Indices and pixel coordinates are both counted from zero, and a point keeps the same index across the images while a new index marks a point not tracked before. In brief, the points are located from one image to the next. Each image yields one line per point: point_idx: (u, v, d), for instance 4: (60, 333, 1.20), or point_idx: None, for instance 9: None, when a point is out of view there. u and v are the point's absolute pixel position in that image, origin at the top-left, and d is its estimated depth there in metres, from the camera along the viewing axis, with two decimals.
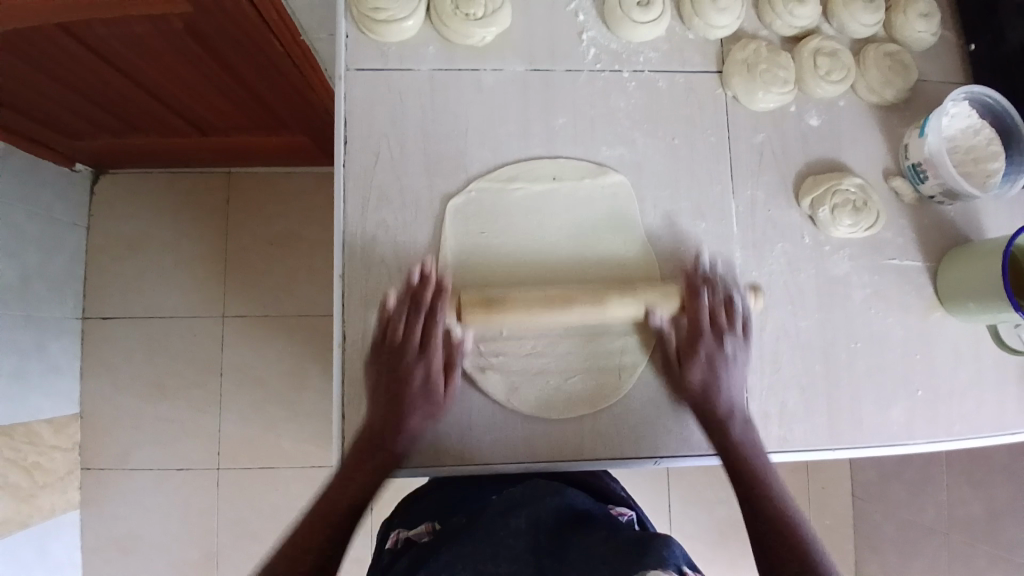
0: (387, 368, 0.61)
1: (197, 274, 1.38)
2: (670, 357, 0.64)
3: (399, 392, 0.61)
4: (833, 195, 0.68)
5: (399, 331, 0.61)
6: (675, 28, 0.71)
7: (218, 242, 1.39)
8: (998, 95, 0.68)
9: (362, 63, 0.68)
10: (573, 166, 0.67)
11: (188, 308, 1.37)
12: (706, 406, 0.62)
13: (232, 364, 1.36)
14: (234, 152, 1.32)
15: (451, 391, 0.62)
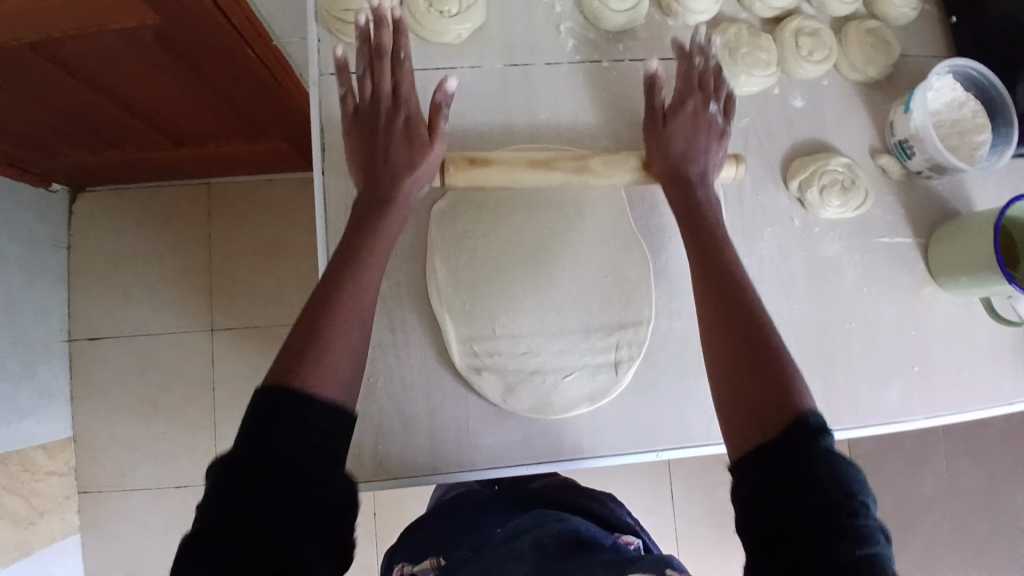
0: (368, 151, 0.60)
1: (184, 289, 1.36)
2: (658, 135, 0.63)
3: (374, 135, 0.60)
4: (821, 175, 0.67)
5: (378, 85, 0.61)
6: (654, 15, 0.70)
7: (203, 256, 1.37)
8: (982, 66, 0.68)
9: (338, 67, 0.67)
10: (557, 158, 0.67)
11: (177, 324, 1.35)
12: (682, 189, 0.61)
13: (225, 378, 1.35)
14: (214, 162, 1.30)
15: (435, 145, 0.61)
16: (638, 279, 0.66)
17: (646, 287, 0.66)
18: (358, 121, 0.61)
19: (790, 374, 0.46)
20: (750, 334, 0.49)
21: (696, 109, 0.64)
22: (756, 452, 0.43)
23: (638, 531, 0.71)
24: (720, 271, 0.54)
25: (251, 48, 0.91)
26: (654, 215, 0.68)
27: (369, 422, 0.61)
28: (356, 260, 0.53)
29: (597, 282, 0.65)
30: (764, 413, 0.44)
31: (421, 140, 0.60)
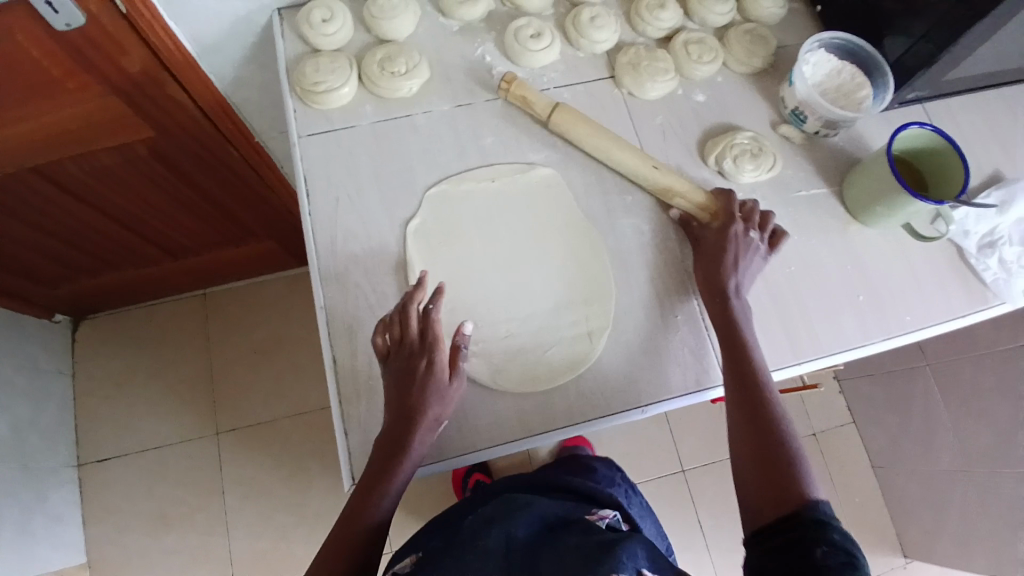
0: (399, 370, 0.63)
1: (187, 397, 1.41)
2: (704, 256, 0.73)
3: (409, 372, 0.63)
4: (731, 148, 0.79)
5: (404, 328, 0.64)
6: (567, 50, 0.84)
7: (203, 362, 1.44)
8: (846, 35, 0.82)
9: (312, 129, 0.79)
10: (506, 168, 0.78)
11: (182, 433, 1.38)
12: (714, 267, 0.71)
13: (234, 479, 1.36)
14: (209, 268, 1.40)
15: (455, 378, 0.64)
16: (594, 260, 0.75)
17: (603, 267, 0.75)
18: (403, 316, 0.64)
19: (796, 460, 0.58)
20: (764, 421, 0.61)
21: (738, 233, 0.72)
22: (759, 525, 0.55)
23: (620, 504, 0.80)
24: (741, 366, 0.65)
25: (235, 150, 1.04)
26: (599, 204, 0.78)
27: (374, 419, 0.68)
28: (387, 467, 0.61)
29: (560, 268, 0.74)
30: (771, 489, 0.56)
31: (441, 378, 0.63)
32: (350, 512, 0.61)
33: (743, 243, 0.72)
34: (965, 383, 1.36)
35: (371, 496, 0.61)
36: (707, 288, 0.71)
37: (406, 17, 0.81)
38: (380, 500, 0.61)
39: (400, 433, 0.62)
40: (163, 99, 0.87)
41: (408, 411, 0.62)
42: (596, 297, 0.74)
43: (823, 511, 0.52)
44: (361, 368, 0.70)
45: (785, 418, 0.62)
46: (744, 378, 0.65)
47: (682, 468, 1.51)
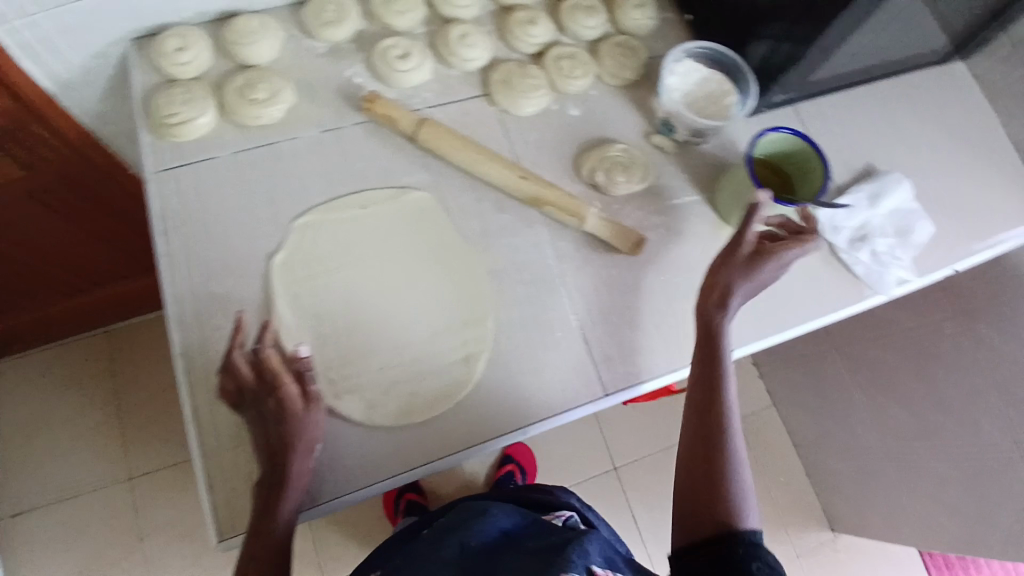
0: (268, 407, 0.61)
1: (102, 440, 1.30)
2: (728, 257, 0.71)
3: (260, 403, 0.61)
4: (603, 161, 0.80)
5: (238, 367, 0.61)
6: (439, 68, 0.82)
7: (113, 403, 1.33)
8: (710, 44, 0.81)
9: (170, 164, 0.75)
10: (376, 195, 0.76)
11: (96, 479, 1.28)
12: (740, 271, 0.69)
13: (161, 523, 1.28)
14: (110, 308, 1.31)
15: (308, 394, 0.62)
16: (469, 285, 0.75)
17: (479, 293, 0.75)
18: (249, 363, 0.62)
19: (732, 485, 0.61)
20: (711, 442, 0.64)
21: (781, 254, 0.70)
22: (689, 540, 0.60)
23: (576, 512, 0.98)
24: (705, 384, 0.67)
25: (115, 181, 0.99)
26: (475, 225, 0.77)
27: (242, 468, 0.66)
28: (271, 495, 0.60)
29: (438, 289, 0.74)
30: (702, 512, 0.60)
31: (293, 399, 0.61)
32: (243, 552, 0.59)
33: (757, 258, 0.70)
34: (867, 362, 1.39)
35: (265, 522, 0.59)
36: (709, 290, 0.71)
37: (266, 42, 0.78)
38: (272, 529, 0.59)
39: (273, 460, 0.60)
40: (16, 128, 0.80)
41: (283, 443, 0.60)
42: (477, 300, 0.74)
43: (751, 541, 0.57)
44: (226, 416, 0.68)
45: (733, 441, 0.64)
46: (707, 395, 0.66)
47: (614, 467, 1.59)
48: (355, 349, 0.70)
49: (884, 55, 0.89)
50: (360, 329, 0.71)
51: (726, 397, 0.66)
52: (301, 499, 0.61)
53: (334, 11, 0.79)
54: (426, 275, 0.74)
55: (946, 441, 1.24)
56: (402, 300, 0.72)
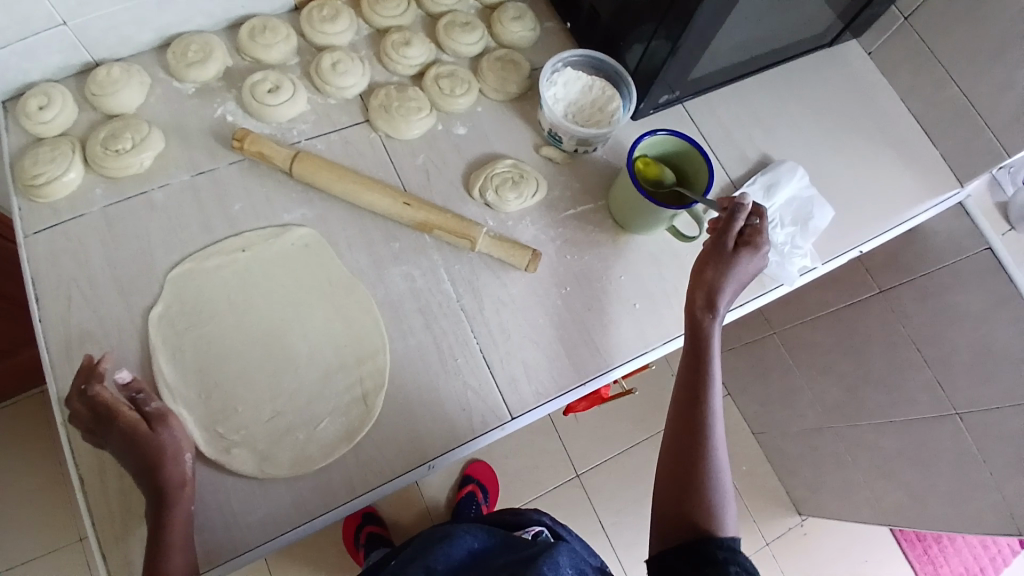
0: (117, 445, 0.61)
1: (44, 506, 1.18)
2: (717, 256, 0.68)
3: (116, 444, 0.61)
4: (491, 180, 0.79)
5: (81, 410, 0.61)
6: (316, 98, 0.81)
7: (56, 462, 1.21)
8: (588, 52, 0.84)
9: (39, 225, 0.72)
10: (258, 235, 0.74)
11: (39, 548, 1.16)
12: (721, 276, 0.68)
13: None
14: (17, 379, 1.17)
15: (157, 425, 0.61)
16: (363, 316, 0.72)
17: (375, 324, 0.72)
18: (81, 404, 0.61)
19: (712, 493, 0.60)
20: (693, 446, 0.62)
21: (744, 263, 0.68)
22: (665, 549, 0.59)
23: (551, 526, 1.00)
24: (691, 384, 0.66)
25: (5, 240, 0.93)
26: (364, 256, 0.75)
27: (135, 536, 0.63)
28: (155, 539, 0.58)
29: (328, 321, 0.72)
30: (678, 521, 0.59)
31: (144, 432, 0.60)
32: None
33: (746, 254, 0.68)
34: (805, 342, 1.41)
35: (156, 566, 0.57)
36: (696, 289, 0.69)
37: (130, 90, 0.75)
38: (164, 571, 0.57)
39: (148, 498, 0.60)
40: None
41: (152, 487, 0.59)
42: (369, 324, 0.72)
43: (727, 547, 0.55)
44: (113, 484, 0.64)
45: (717, 446, 0.63)
46: (693, 395, 0.65)
47: (576, 474, 1.58)
48: (240, 398, 0.67)
49: (772, 45, 0.89)
50: (245, 377, 0.68)
51: (714, 399, 0.65)
52: (190, 534, 0.61)
53: (198, 51, 0.78)
54: (315, 303, 0.72)
55: (888, 414, 1.24)
56: (289, 334, 0.70)
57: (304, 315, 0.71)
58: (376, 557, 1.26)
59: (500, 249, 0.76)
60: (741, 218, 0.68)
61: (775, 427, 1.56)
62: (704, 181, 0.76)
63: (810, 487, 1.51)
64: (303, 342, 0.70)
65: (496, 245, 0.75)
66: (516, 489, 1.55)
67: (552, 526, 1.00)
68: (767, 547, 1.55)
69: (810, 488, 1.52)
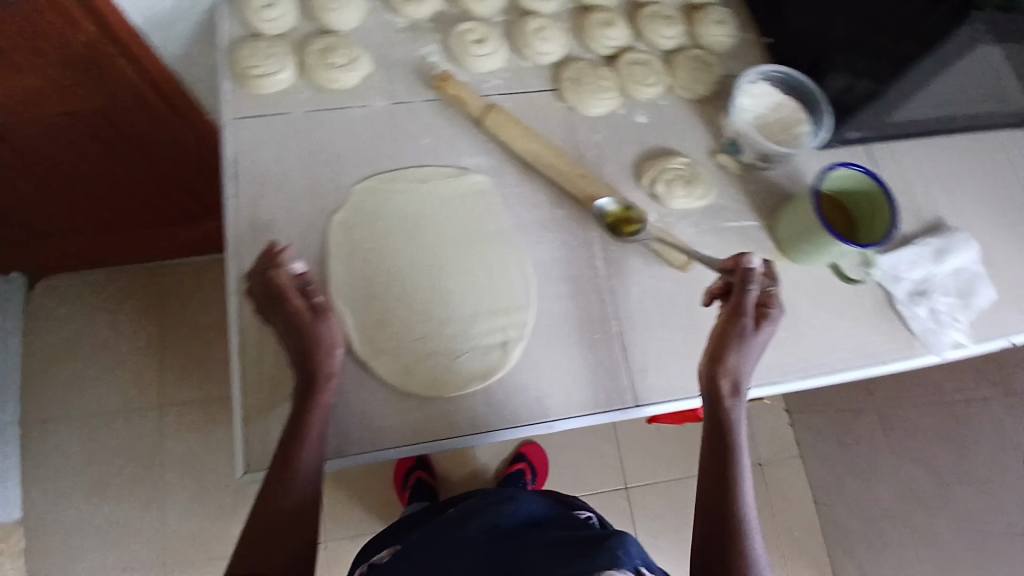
0: (281, 326, 0.67)
1: (138, 367, 1.42)
2: (740, 335, 0.67)
3: (283, 325, 0.66)
4: (664, 172, 0.79)
5: (260, 287, 0.66)
6: (515, 61, 0.83)
7: (156, 332, 1.45)
8: (790, 70, 0.81)
9: (243, 111, 0.77)
10: (440, 172, 0.78)
11: (126, 400, 1.40)
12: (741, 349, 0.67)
13: (176, 453, 1.38)
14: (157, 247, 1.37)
15: (321, 321, 0.66)
16: (515, 270, 0.76)
17: (525, 280, 0.75)
18: (258, 282, 0.66)
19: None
20: (726, 521, 0.61)
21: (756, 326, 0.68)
22: None
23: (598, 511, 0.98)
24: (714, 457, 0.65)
25: (182, 118, 1.01)
26: (527, 217, 0.78)
27: (277, 409, 0.70)
28: (298, 418, 0.65)
29: (484, 267, 0.76)
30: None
31: (309, 323, 0.66)
32: (275, 468, 0.64)
33: (767, 329, 0.68)
34: (905, 424, 1.33)
35: (296, 443, 0.64)
36: (718, 373, 0.67)
37: (350, 11, 0.80)
38: (299, 448, 0.64)
39: (299, 380, 0.66)
40: (122, 79, 0.87)
41: (307, 373, 0.66)
42: (519, 280, 0.75)
43: None
44: (269, 359, 0.71)
45: (752, 526, 0.61)
46: (720, 471, 0.64)
47: (625, 484, 1.58)
48: (394, 313, 0.72)
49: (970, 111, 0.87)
50: (403, 296, 0.73)
51: (744, 478, 0.64)
52: (326, 423, 0.66)
53: None
54: (477, 247, 0.76)
55: (977, 520, 1.18)
56: (447, 269, 0.75)
57: (464, 256, 0.76)
58: (415, 505, 1.30)
59: (662, 244, 0.77)
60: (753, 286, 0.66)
61: (841, 499, 1.50)
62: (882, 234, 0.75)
63: (861, 569, 1.45)
64: (459, 279, 0.75)
65: (659, 237, 0.76)
66: (562, 481, 1.56)
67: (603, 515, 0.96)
68: None
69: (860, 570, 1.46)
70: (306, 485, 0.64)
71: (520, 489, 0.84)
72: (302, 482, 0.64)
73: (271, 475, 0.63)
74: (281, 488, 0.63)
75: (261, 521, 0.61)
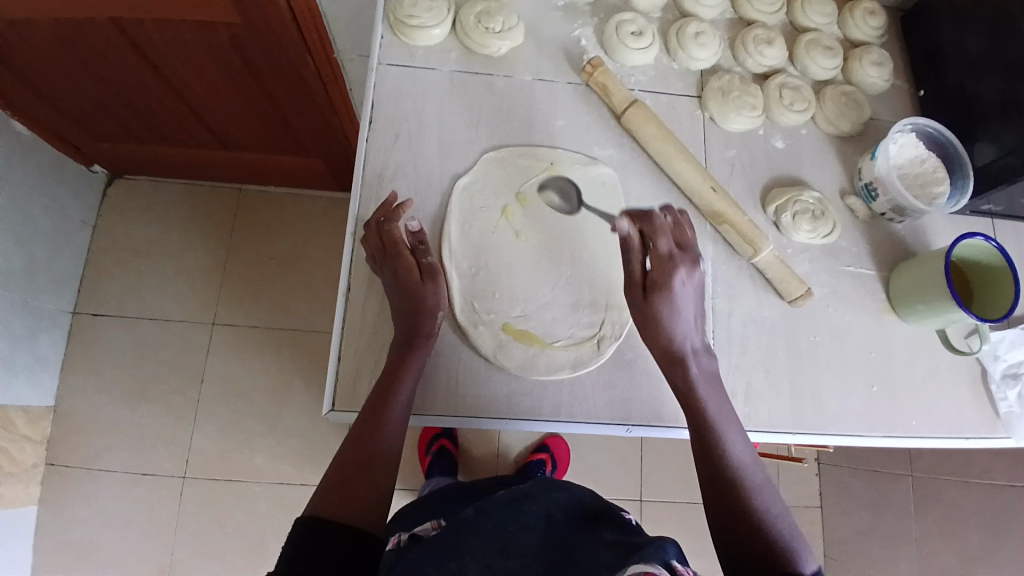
0: (391, 277, 0.67)
1: (196, 283, 1.45)
2: (637, 312, 0.68)
3: (394, 277, 0.67)
4: (794, 204, 0.77)
5: (377, 237, 0.67)
6: (662, 59, 0.83)
7: (220, 253, 1.47)
8: (941, 126, 0.80)
9: (393, 60, 0.78)
10: (568, 155, 0.78)
11: (180, 314, 1.43)
12: (648, 312, 0.67)
13: (215, 374, 1.41)
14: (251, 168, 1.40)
15: (427, 279, 0.67)
16: (625, 269, 0.74)
17: None
18: (373, 232, 0.68)
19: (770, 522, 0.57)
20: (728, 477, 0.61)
21: (677, 282, 0.67)
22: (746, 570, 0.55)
23: None
24: (700, 440, 0.63)
25: (309, 57, 1.00)
26: None
27: (370, 358, 0.69)
28: (395, 372, 0.64)
29: (593, 259, 0.74)
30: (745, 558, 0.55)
31: (416, 279, 0.66)
32: (364, 417, 0.63)
33: (664, 294, 0.66)
34: (943, 502, 1.29)
35: (389, 395, 0.63)
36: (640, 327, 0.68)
37: None
38: (388, 402, 0.63)
39: (400, 333, 0.66)
40: (267, 6, 0.86)
41: (408, 326, 0.65)
42: (628, 278, 0.74)
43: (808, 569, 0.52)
44: (371, 307, 0.70)
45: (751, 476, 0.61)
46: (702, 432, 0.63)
47: (640, 497, 1.57)
48: (499, 285, 0.71)
49: None
50: (506, 271, 0.72)
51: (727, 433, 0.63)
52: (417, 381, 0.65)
53: None
54: (590, 237, 0.75)
55: None
56: (557, 252, 0.74)
57: (574, 241, 0.74)
58: (437, 482, 1.27)
59: (781, 274, 0.75)
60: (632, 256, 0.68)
61: (857, 562, 1.48)
62: (999, 316, 0.73)
63: None
64: (565, 264, 0.73)
65: (778, 267, 0.75)
66: (580, 481, 1.57)
67: None
68: None
69: None
70: (392, 441, 0.62)
71: (575, 483, 0.77)
72: (388, 435, 0.62)
73: (359, 422, 0.63)
74: (368, 436, 0.62)
75: (345, 465, 0.60)
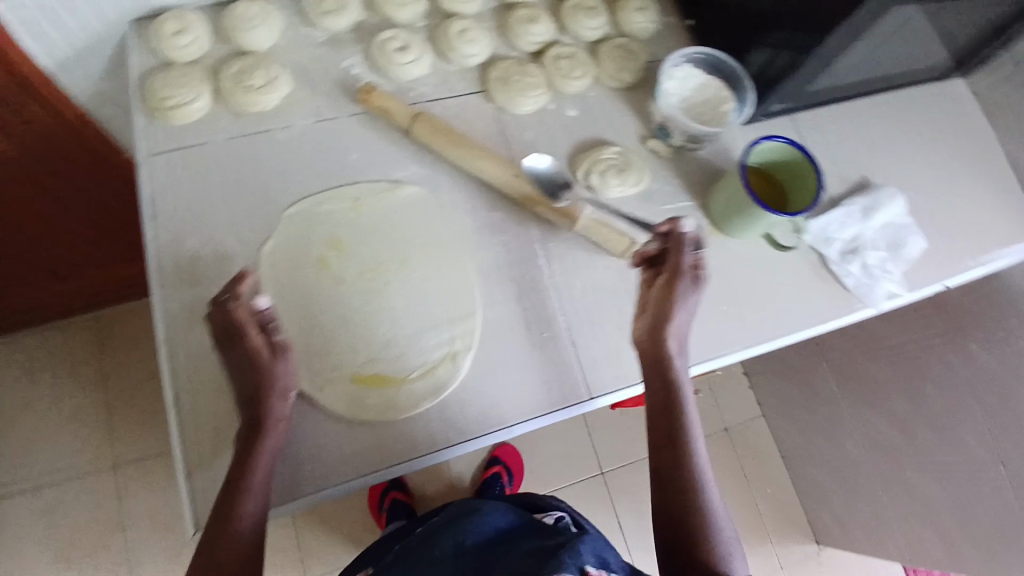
0: (233, 363, 0.63)
1: (81, 429, 1.34)
2: (675, 295, 0.66)
3: (237, 363, 0.62)
4: (597, 164, 0.80)
5: (225, 318, 0.61)
6: (438, 63, 0.83)
7: (97, 389, 1.36)
8: (709, 49, 0.84)
9: (161, 146, 0.74)
10: (369, 187, 0.76)
11: (76, 466, 1.32)
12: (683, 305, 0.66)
13: (134, 514, 1.31)
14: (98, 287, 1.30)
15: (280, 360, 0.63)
16: (454, 280, 0.74)
17: (466, 290, 0.74)
18: (216, 314, 0.61)
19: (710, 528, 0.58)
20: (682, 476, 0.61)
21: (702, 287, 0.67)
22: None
23: (565, 509, 0.88)
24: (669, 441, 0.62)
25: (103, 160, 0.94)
26: (467, 223, 0.77)
27: (223, 458, 0.65)
28: (246, 467, 0.60)
29: (420, 280, 0.74)
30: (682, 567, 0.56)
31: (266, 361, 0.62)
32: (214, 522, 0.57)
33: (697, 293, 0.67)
34: (858, 376, 1.35)
35: (243, 494, 0.58)
36: (662, 319, 0.66)
37: (264, 31, 0.77)
38: (244, 500, 0.58)
39: (248, 422, 0.62)
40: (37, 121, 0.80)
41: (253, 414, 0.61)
42: (463, 288, 0.74)
43: None
44: (208, 405, 0.66)
45: (704, 478, 0.61)
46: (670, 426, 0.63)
47: (602, 471, 1.59)
48: (336, 337, 0.69)
49: (880, 71, 0.91)
50: (338, 322, 0.70)
51: (691, 430, 0.63)
52: (274, 466, 0.62)
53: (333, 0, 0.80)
54: (412, 261, 0.74)
55: (934, 459, 1.20)
56: (386, 286, 0.73)
57: (401, 270, 0.74)
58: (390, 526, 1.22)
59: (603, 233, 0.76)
60: (687, 251, 0.66)
61: (808, 455, 1.55)
62: (804, 207, 0.78)
63: (836, 519, 1.51)
64: (396, 295, 0.72)
65: (600, 228, 0.76)
66: (540, 477, 1.56)
67: (573, 515, 0.87)
68: (780, 569, 1.55)
69: (835, 520, 1.51)
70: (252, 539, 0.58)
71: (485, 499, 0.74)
72: (246, 534, 0.58)
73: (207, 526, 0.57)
74: (220, 542, 0.56)
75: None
